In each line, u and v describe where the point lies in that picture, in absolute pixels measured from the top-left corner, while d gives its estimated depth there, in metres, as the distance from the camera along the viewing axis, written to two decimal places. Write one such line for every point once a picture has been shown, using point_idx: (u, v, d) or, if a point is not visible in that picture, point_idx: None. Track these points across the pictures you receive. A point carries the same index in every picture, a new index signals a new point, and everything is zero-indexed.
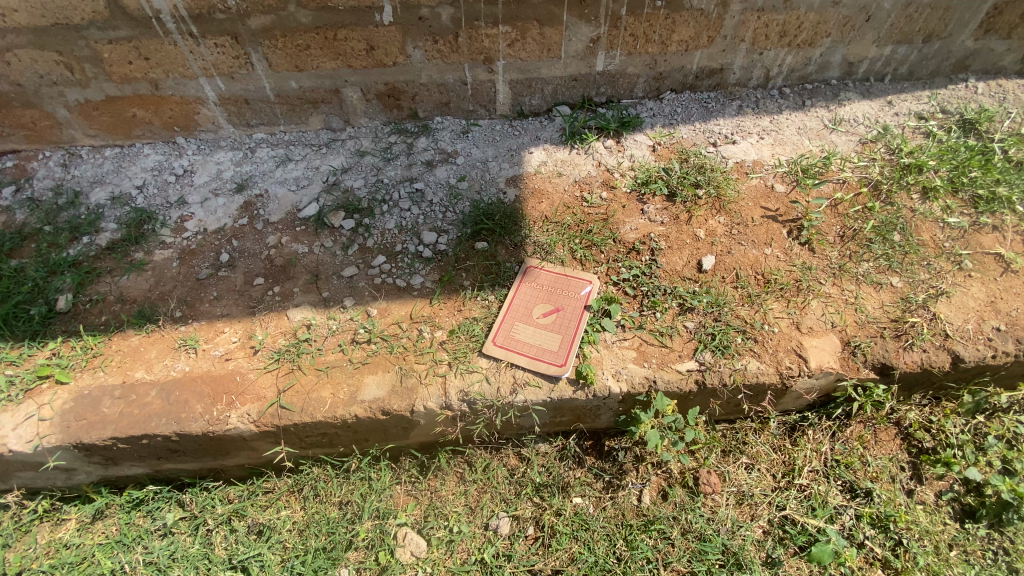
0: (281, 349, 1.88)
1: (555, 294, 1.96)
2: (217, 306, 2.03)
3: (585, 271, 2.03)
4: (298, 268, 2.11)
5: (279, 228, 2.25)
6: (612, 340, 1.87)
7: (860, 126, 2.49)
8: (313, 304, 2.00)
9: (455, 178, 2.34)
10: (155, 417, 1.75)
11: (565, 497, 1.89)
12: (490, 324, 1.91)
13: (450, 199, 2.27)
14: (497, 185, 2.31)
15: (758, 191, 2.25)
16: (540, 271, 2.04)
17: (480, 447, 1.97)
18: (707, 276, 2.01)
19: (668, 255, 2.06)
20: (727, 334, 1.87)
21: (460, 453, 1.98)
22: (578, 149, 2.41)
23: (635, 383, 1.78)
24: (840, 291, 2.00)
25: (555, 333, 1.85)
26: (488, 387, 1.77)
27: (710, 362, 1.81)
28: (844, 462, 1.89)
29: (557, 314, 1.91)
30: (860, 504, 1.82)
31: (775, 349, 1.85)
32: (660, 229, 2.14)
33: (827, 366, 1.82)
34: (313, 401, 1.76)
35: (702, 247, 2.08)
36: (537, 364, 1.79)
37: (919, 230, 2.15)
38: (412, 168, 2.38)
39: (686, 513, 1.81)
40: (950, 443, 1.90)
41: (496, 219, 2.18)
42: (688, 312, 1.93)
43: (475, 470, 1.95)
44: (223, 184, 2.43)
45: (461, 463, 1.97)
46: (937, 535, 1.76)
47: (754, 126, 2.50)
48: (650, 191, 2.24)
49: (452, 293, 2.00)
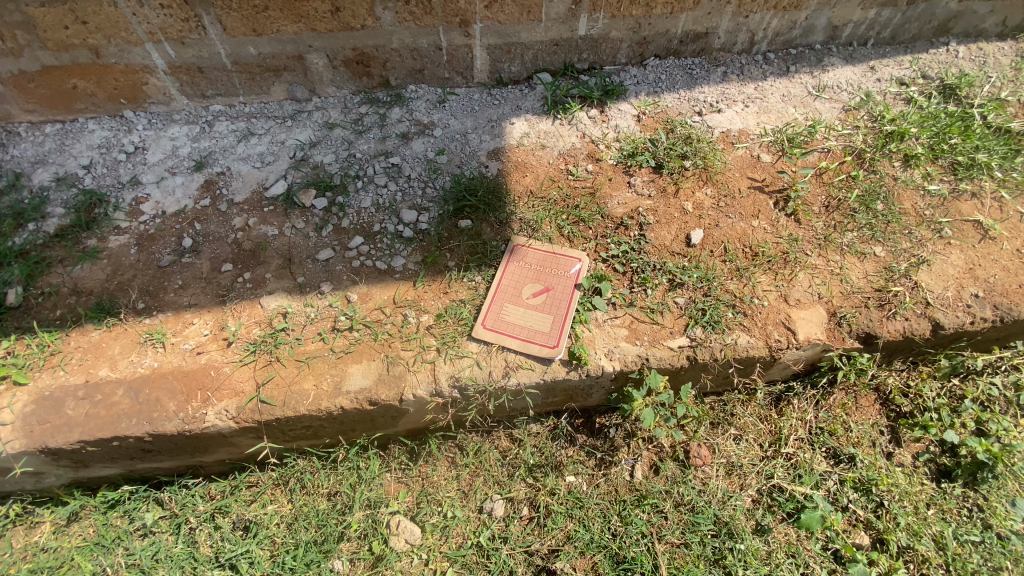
0: (256, 340, 1.75)
1: (543, 275, 1.89)
2: (182, 296, 1.90)
3: (573, 249, 1.95)
4: (268, 252, 2.00)
5: (245, 209, 2.13)
6: (603, 319, 1.82)
7: (843, 92, 2.46)
8: (288, 291, 1.88)
9: (433, 152, 2.22)
10: (125, 418, 1.62)
11: (558, 476, 1.89)
12: (479, 307, 1.81)
13: (428, 174, 2.16)
14: (478, 158, 2.20)
15: (744, 161, 2.21)
16: (527, 250, 1.95)
17: (472, 433, 1.95)
18: (696, 251, 1.97)
19: (657, 230, 2.02)
20: (717, 309, 1.84)
21: (451, 438, 1.95)
22: (562, 120, 2.30)
23: (628, 362, 1.74)
24: (826, 261, 2.01)
25: (546, 314, 1.78)
26: (479, 372, 1.68)
27: (701, 338, 1.79)
28: (828, 429, 1.94)
29: (547, 294, 1.83)
30: (844, 469, 1.88)
31: (764, 322, 1.84)
32: (648, 202, 2.08)
33: (815, 338, 1.83)
34: (296, 395, 1.63)
35: (690, 221, 2.04)
36: (529, 346, 1.72)
37: (900, 198, 2.17)
38: (386, 142, 2.25)
39: (678, 486, 1.85)
40: (927, 407, 1.98)
41: (479, 195, 2.08)
42: (678, 288, 1.89)
43: (467, 455, 1.93)
44: (181, 162, 2.26)
45: (452, 448, 1.95)
46: (916, 496, 1.82)
47: (739, 93, 2.43)
48: (637, 163, 2.18)
49: (437, 274, 1.91)
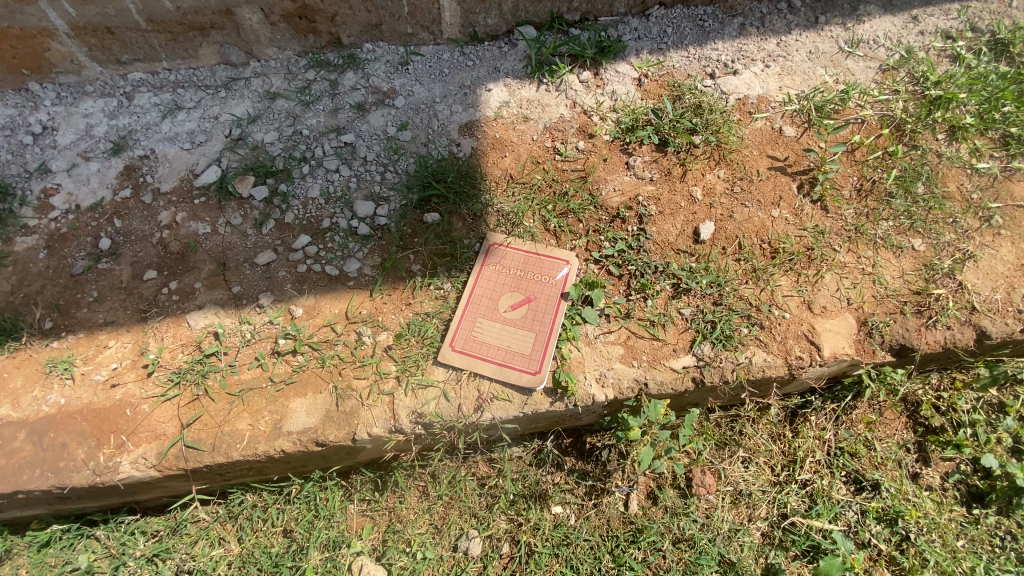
0: (181, 368, 1.47)
1: (524, 282, 1.59)
2: (98, 312, 1.60)
3: (560, 248, 1.65)
4: (199, 256, 1.68)
5: (173, 201, 1.80)
6: (594, 335, 1.54)
7: (881, 48, 2.07)
8: (220, 304, 1.58)
9: (394, 127, 1.86)
10: (26, 469, 1.36)
11: (543, 508, 1.68)
12: (448, 323, 1.53)
13: (388, 155, 1.81)
14: (448, 135, 1.84)
15: (764, 136, 1.88)
16: (506, 251, 1.64)
17: (442, 462, 1.69)
18: (705, 249, 1.67)
19: (659, 223, 1.69)
20: (730, 322, 1.56)
21: (421, 466, 1.70)
22: (548, 85, 1.92)
23: (624, 388, 1.47)
24: (856, 259, 1.72)
25: (527, 332, 1.50)
26: (446, 405, 1.42)
27: (710, 357, 1.51)
28: (850, 451, 1.74)
29: (528, 306, 1.54)
30: (866, 498, 1.67)
31: (784, 336, 1.56)
32: (649, 188, 1.75)
33: (842, 354, 1.57)
34: (228, 437, 1.37)
35: (699, 211, 1.72)
36: (506, 373, 1.45)
37: (944, 179, 1.86)
38: (338, 115, 1.89)
39: (679, 519, 1.64)
40: (961, 422, 1.76)
41: (448, 181, 1.73)
42: (683, 296, 1.60)
43: (440, 484, 1.70)
44: (96, 144, 1.90)
45: (423, 477, 1.71)
46: (945, 527, 1.63)
47: (758, 50, 2.05)
48: (637, 139, 1.82)
49: (398, 282, 1.60)
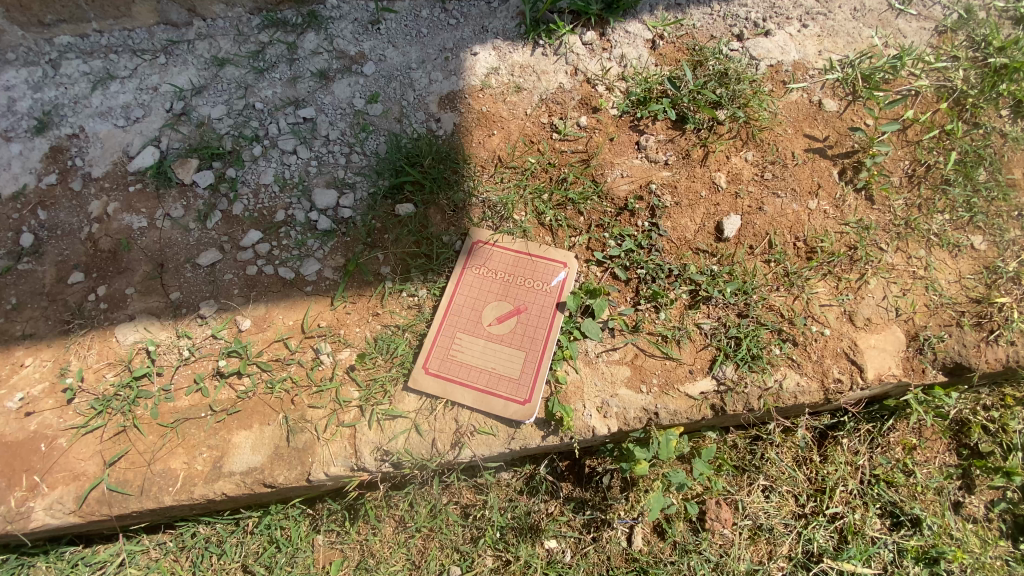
0: (107, 393, 1.25)
1: (513, 290, 1.33)
2: (16, 323, 1.37)
3: (556, 247, 1.38)
4: (133, 255, 1.44)
5: (105, 188, 1.54)
6: (596, 353, 1.29)
7: (939, 4, 1.74)
8: (156, 314, 1.34)
9: (362, 99, 1.57)
10: None
11: (535, 543, 1.48)
12: (422, 339, 1.29)
13: (355, 133, 1.53)
14: (426, 108, 1.55)
15: (800, 111, 1.59)
16: (492, 251, 1.38)
17: (418, 493, 1.47)
18: (729, 248, 1.40)
19: (676, 216, 1.40)
20: (758, 338, 1.31)
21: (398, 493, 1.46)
22: (545, 48, 1.62)
23: (629, 419, 1.24)
24: (905, 260, 1.46)
25: (515, 351, 1.26)
26: (418, 440, 1.20)
27: (733, 380, 1.27)
28: (886, 480, 1.52)
29: (517, 319, 1.30)
30: (905, 536, 1.47)
31: (820, 355, 1.32)
32: (664, 174, 1.45)
33: (888, 375, 1.34)
34: (159, 478, 1.16)
35: (722, 202, 1.44)
36: (489, 402, 1.22)
37: (1010, 164, 1.57)
38: (296, 85, 1.60)
39: (689, 557, 1.44)
40: (1014, 446, 1.54)
41: (425, 165, 1.45)
42: (702, 305, 1.34)
43: (419, 516, 1.48)
44: (19, 120, 1.61)
45: (403, 505, 1.49)
46: (991, 568, 1.44)
47: (795, 6, 1.72)
48: (649, 114, 1.52)
49: (363, 287, 1.35)
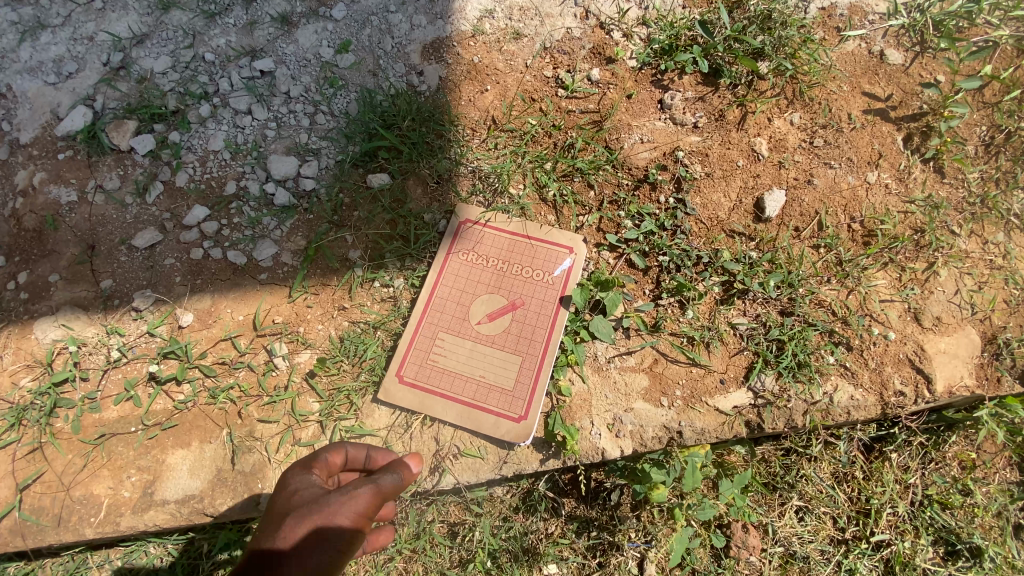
0: (23, 402, 1.04)
1: (507, 281, 1.11)
2: None
3: (561, 229, 1.14)
4: (60, 235, 1.21)
5: (32, 158, 1.27)
6: (607, 358, 1.07)
7: None
8: (83, 307, 1.13)
9: (331, 48, 1.31)
10: None
11: (532, 568, 1.28)
12: (398, 341, 1.08)
13: (321, 89, 1.27)
14: (406, 60, 1.29)
15: (856, 65, 1.31)
16: (484, 233, 1.14)
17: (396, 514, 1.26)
18: (771, 230, 1.15)
19: (706, 191, 1.16)
20: (805, 341, 1.08)
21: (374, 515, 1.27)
22: None
23: (647, 439, 1.02)
24: (981, 247, 1.21)
25: (509, 356, 1.05)
26: None
27: (773, 392, 1.05)
28: (940, 502, 1.31)
29: (512, 316, 1.08)
30: (960, 569, 1.27)
31: (879, 362, 1.09)
32: (693, 139, 1.20)
33: (959, 387, 1.11)
34: (80, 506, 0.97)
35: (764, 174, 1.18)
36: (477, 418, 1.02)
37: None
38: (253, 32, 1.34)
39: None
40: None
41: (403, 128, 1.21)
42: (737, 301, 1.11)
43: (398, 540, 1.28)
44: None
45: None
46: None
47: None
48: (676, 66, 1.26)
49: (328, 276, 1.12)
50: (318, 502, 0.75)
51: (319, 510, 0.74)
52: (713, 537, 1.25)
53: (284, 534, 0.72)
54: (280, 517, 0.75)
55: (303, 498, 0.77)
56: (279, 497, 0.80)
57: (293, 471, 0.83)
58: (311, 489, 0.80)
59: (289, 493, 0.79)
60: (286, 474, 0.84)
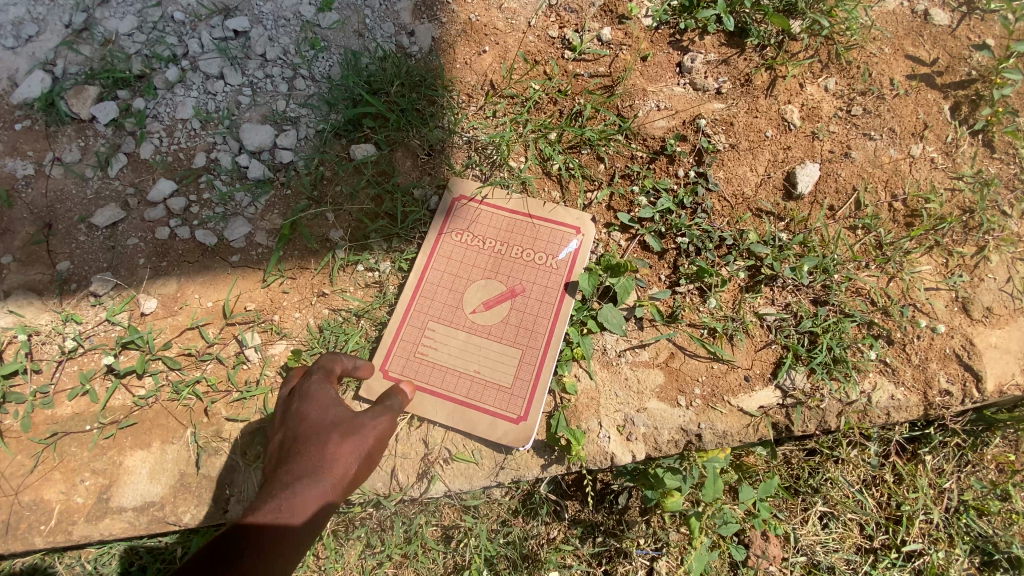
0: None
1: (506, 265, 0.99)
2: None
3: (567, 207, 1.02)
4: (11, 213, 1.06)
5: None
6: (617, 352, 0.95)
7: None
8: (37, 292, 1.01)
9: (311, 3, 1.16)
10: None
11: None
12: (384, 331, 0.97)
13: (300, 50, 1.13)
14: (395, 16, 1.15)
15: (900, 24, 1.16)
16: (480, 211, 1.02)
17: (380, 520, 1.09)
18: (803, 209, 1.03)
19: (731, 165, 1.03)
20: (840, 332, 0.97)
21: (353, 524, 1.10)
22: None
23: (661, 442, 0.91)
24: None
25: (507, 350, 0.94)
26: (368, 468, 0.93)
27: (804, 390, 0.94)
28: (977, 508, 1.19)
29: (511, 305, 0.97)
30: None
31: (923, 358, 0.97)
32: (716, 106, 1.06)
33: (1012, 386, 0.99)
34: (29, 513, 0.88)
35: (796, 145, 1.05)
36: (471, 418, 0.92)
37: None
38: None
39: None
40: None
41: (392, 95, 1.08)
42: (764, 288, 0.99)
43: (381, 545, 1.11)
44: None
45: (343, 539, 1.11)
46: None
47: None
48: (697, 24, 1.11)
49: (306, 258, 1.01)
50: (356, 419, 0.79)
51: (362, 428, 0.78)
52: (732, 549, 1.11)
53: (333, 446, 0.75)
54: (320, 429, 0.76)
55: (340, 414, 0.79)
56: (300, 408, 0.79)
57: (311, 382, 0.81)
58: (339, 404, 0.81)
59: (316, 405, 0.79)
60: (298, 386, 0.82)
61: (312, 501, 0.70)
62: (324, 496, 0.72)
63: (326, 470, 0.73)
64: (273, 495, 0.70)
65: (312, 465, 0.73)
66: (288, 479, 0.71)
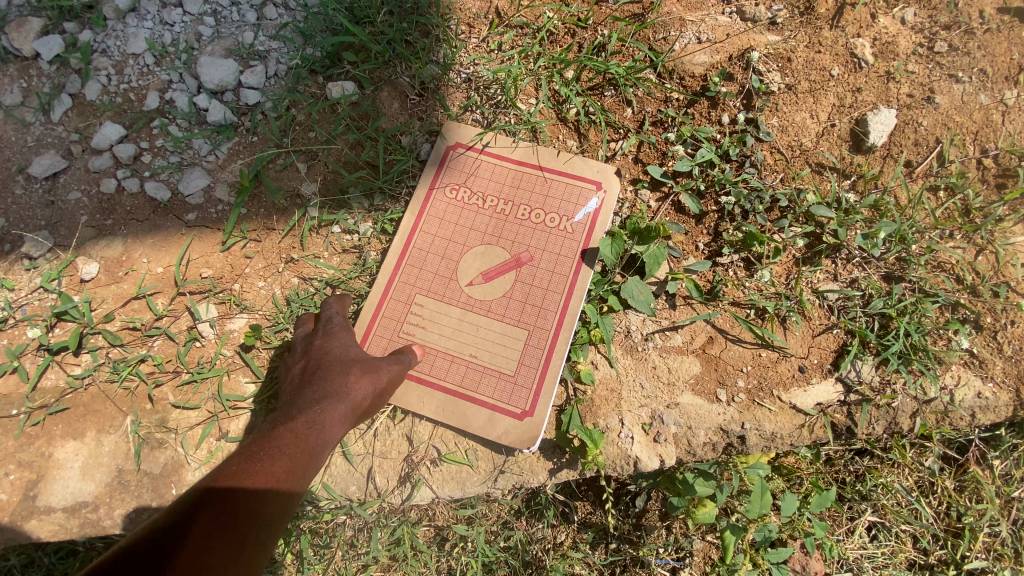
0: None
1: (510, 229, 0.82)
2: None
3: (587, 160, 0.84)
4: None
5: None
6: (646, 334, 0.79)
7: None
8: None
9: None
10: None
11: None
12: (367, 304, 0.82)
13: None
14: None
15: None
16: (479, 162, 0.86)
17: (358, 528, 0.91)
18: (875, 165, 0.84)
19: (790, 110, 0.84)
20: (916, 314, 0.80)
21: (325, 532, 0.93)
22: None
23: (696, 446, 0.76)
24: None
25: (508, 332, 0.78)
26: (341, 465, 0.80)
27: (869, 384, 0.78)
28: None
29: (516, 277, 0.80)
30: None
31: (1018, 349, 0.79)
32: (772, 38, 0.87)
33: None
34: None
35: (869, 87, 0.85)
36: (463, 411, 0.77)
37: None
38: None
39: None
40: None
41: (378, 23, 0.88)
42: (824, 260, 0.82)
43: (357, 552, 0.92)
44: None
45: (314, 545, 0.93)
46: None
47: None
48: None
49: (273, 218, 0.86)
50: (374, 360, 0.70)
51: (381, 368, 0.69)
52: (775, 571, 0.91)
53: (355, 376, 0.66)
54: (342, 361, 0.67)
55: (361, 353, 0.71)
56: (321, 342, 0.70)
57: (333, 321, 0.73)
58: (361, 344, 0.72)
59: (335, 341, 0.70)
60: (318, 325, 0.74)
61: (331, 427, 0.61)
62: (344, 423, 0.63)
63: (351, 394, 0.64)
64: (294, 412, 0.61)
65: (328, 394, 0.63)
66: (312, 398, 0.62)
